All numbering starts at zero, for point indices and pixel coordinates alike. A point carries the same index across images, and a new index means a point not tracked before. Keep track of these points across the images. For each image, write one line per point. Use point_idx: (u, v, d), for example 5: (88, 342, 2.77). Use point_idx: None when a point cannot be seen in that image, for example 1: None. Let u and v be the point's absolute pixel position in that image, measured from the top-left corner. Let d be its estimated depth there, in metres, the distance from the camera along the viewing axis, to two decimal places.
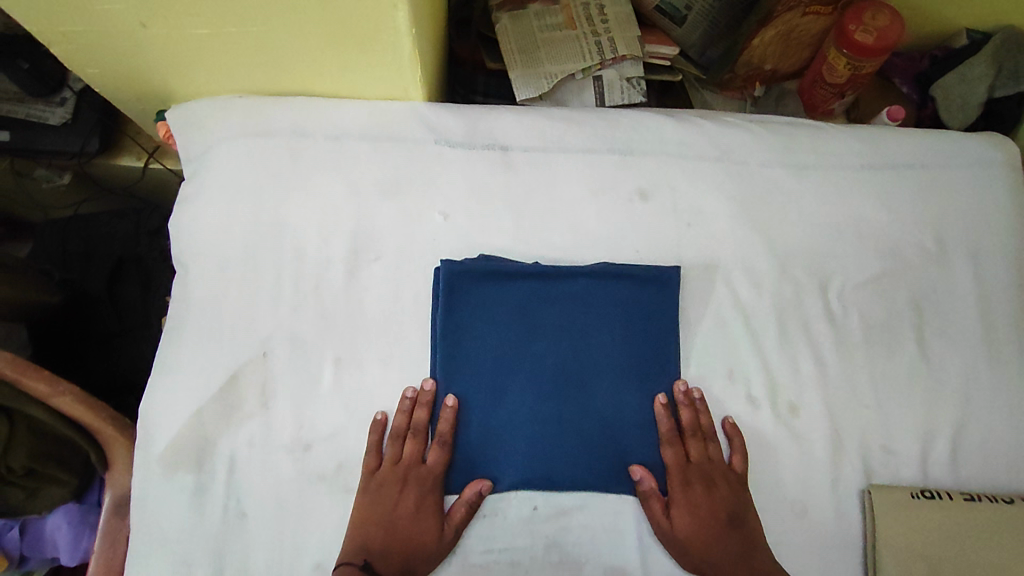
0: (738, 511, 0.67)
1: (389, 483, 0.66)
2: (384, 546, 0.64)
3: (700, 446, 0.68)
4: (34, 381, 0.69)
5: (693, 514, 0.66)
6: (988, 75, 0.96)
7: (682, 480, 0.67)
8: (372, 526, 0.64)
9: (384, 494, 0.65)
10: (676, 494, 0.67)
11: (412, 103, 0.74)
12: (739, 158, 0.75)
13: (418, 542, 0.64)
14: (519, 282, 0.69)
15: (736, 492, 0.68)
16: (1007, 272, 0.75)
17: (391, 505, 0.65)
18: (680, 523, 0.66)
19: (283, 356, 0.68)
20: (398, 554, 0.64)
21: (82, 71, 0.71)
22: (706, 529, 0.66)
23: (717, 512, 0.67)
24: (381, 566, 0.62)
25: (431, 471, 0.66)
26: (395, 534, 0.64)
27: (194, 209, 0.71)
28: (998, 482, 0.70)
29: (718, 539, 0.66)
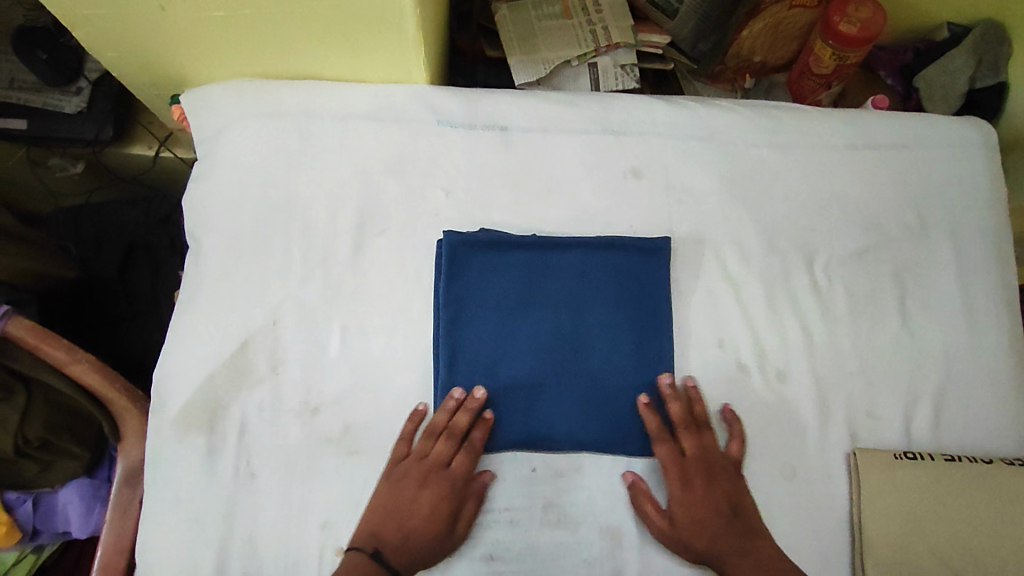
0: (737, 499, 0.67)
1: (414, 477, 0.66)
2: (397, 539, 0.64)
3: (693, 436, 0.69)
4: (52, 349, 0.71)
5: (695, 508, 0.66)
6: (969, 66, 0.99)
7: (678, 475, 0.68)
8: (388, 517, 0.65)
9: (406, 488, 0.66)
10: (674, 489, 0.67)
11: (415, 86, 0.78)
12: (728, 138, 0.79)
13: (428, 539, 0.64)
14: (518, 252, 0.73)
15: (733, 481, 0.68)
16: (985, 247, 0.78)
17: (411, 500, 0.65)
18: (682, 519, 0.66)
19: (292, 325, 0.71)
20: (408, 548, 0.64)
21: (101, 55, 0.74)
22: (709, 520, 0.66)
23: (717, 502, 0.67)
24: (390, 557, 0.63)
25: (456, 474, 0.67)
26: (409, 530, 0.64)
27: (207, 186, 0.75)
28: (978, 446, 0.73)
29: (722, 530, 0.65)
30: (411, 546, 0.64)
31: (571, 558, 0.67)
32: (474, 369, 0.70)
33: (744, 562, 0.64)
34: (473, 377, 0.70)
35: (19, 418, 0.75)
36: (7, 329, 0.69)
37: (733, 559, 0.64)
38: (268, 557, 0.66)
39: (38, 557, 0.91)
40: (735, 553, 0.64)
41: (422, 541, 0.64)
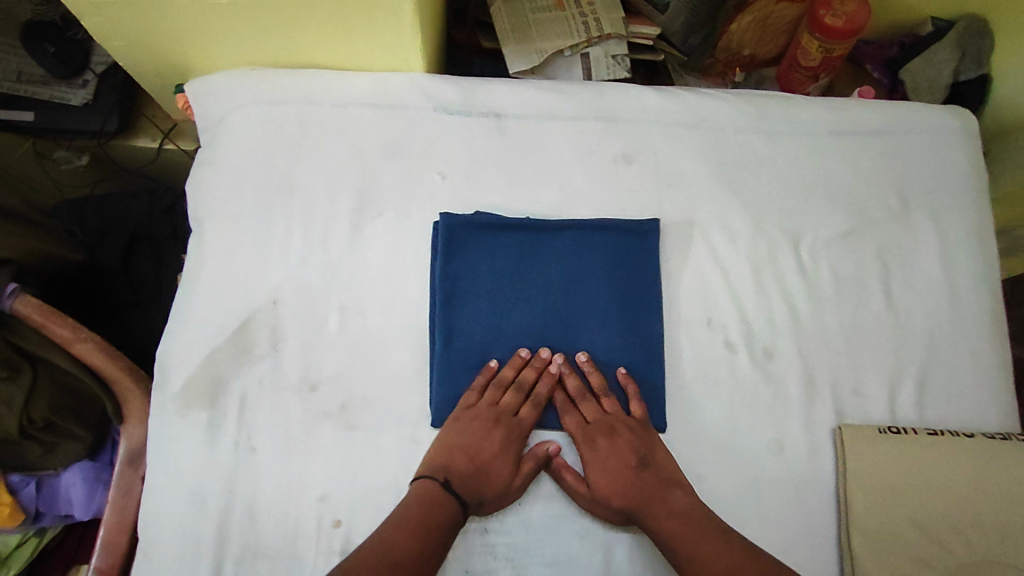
0: (645, 454, 0.68)
1: (483, 420, 0.68)
2: (465, 476, 0.65)
3: (593, 404, 0.70)
4: (58, 327, 0.73)
5: (606, 468, 0.67)
6: (952, 59, 1.02)
7: (586, 441, 0.68)
8: (457, 454, 0.66)
9: (476, 429, 0.67)
10: (585, 455, 0.68)
11: (413, 74, 0.80)
12: (716, 124, 0.81)
13: (490, 481, 0.66)
14: (512, 233, 0.75)
15: (640, 436, 0.68)
16: (965, 229, 0.81)
17: (478, 441, 0.67)
18: (598, 481, 0.66)
19: (292, 303, 0.73)
20: (474, 487, 0.65)
21: (109, 44, 0.77)
22: (622, 477, 0.66)
23: (625, 459, 0.67)
24: (459, 490, 0.64)
25: (523, 424, 0.69)
26: (477, 470, 0.66)
27: (211, 170, 0.77)
28: (961, 422, 0.75)
29: (636, 485, 0.66)
30: (477, 485, 0.65)
31: (566, 529, 0.67)
32: (471, 346, 0.72)
33: (663, 513, 0.64)
34: (468, 354, 0.71)
35: (25, 396, 0.76)
36: (15, 308, 0.71)
37: (651, 512, 0.64)
38: (267, 531, 0.66)
39: (40, 540, 0.91)
40: (652, 506, 0.65)
41: (487, 482, 0.66)
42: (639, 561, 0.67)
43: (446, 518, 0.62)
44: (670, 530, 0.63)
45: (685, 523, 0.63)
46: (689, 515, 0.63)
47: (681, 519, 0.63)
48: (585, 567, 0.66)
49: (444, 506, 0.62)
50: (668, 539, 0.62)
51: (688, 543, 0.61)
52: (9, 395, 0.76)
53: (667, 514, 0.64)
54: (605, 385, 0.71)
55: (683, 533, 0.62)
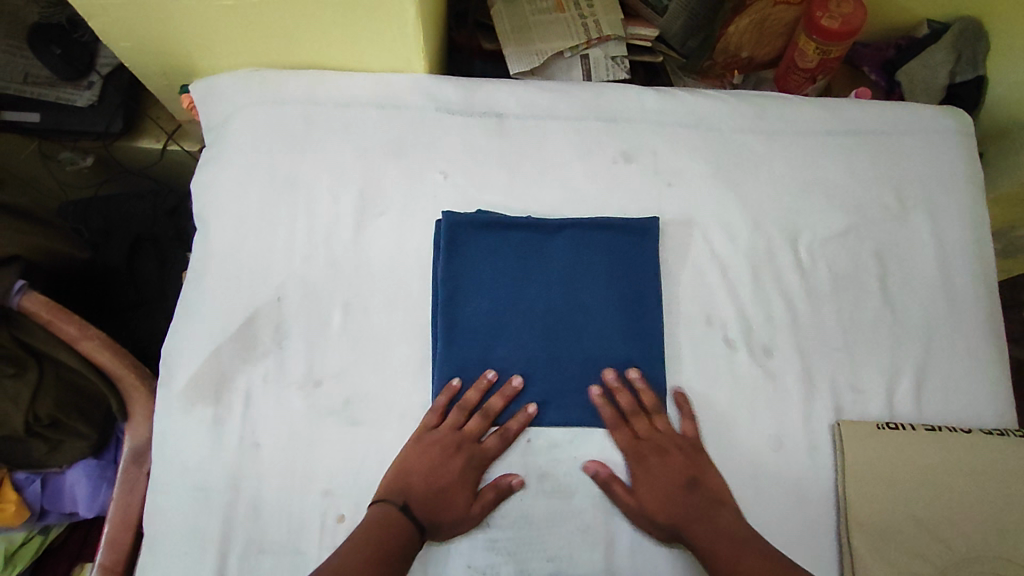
0: (695, 474, 0.68)
1: (443, 446, 0.68)
2: (421, 500, 0.65)
3: (644, 421, 0.70)
4: (64, 324, 0.74)
5: (655, 485, 0.68)
6: (948, 61, 1.03)
7: (637, 457, 0.69)
8: (415, 478, 0.66)
9: (435, 454, 0.67)
10: (636, 471, 0.69)
11: (415, 75, 0.81)
12: (714, 124, 0.82)
13: (447, 508, 0.66)
14: (513, 232, 0.76)
15: (690, 456, 0.69)
16: (961, 228, 0.81)
17: (438, 466, 0.67)
18: (647, 498, 0.67)
19: (296, 300, 0.73)
20: (429, 512, 0.65)
21: (115, 44, 0.78)
22: (670, 496, 0.67)
23: (675, 478, 0.68)
24: (413, 514, 0.65)
25: (484, 452, 0.68)
26: (433, 496, 0.66)
27: (216, 169, 0.78)
28: (958, 417, 0.75)
29: (684, 504, 0.67)
30: (432, 510, 0.65)
31: (566, 525, 0.68)
32: (472, 343, 0.72)
33: (709, 534, 0.65)
34: (468, 350, 0.72)
35: (31, 393, 0.76)
36: (22, 305, 0.72)
37: (699, 531, 0.65)
38: (271, 525, 0.67)
39: (46, 537, 0.92)
40: (699, 525, 0.65)
41: (442, 509, 0.66)
42: (639, 557, 0.68)
43: (396, 541, 0.62)
44: (715, 550, 0.64)
45: (731, 544, 0.64)
46: (735, 538, 0.64)
47: (726, 541, 0.64)
48: (585, 562, 0.67)
49: (395, 530, 0.63)
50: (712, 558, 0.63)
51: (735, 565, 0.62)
52: (16, 392, 0.76)
53: (715, 535, 0.65)
54: (658, 403, 0.71)
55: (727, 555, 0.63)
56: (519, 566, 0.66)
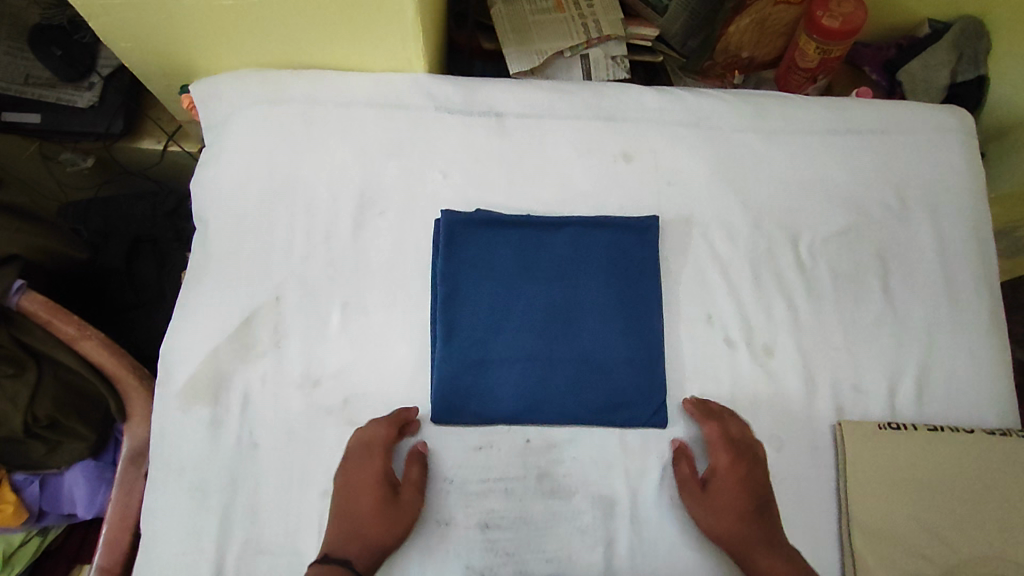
0: (765, 496, 0.68)
1: (346, 472, 0.67)
2: (346, 536, 0.64)
3: (741, 427, 0.70)
4: (63, 324, 0.74)
5: (737, 490, 0.67)
6: (949, 61, 1.03)
7: (732, 454, 0.68)
8: (336, 521, 0.65)
9: (344, 487, 0.66)
10: (723, 464, 0.68)
11: (415, 74, 0.81)
12: (715, 124, 0.82)
13: (374, 530, 0.63)
14: (512, 231, 0.75)
15: (762, 477, 0.68)
16: (962, 227, 0.81)
17: (349, 495, 0.66)
18: (725, 495, 0.66)
19: (294, 300, 0.73)
20: (357, 542, 0.63)
21: (115, 44, 0.78)
22: (744, 507, 0.66)
23: (752, 492, 0.67)
24: (341, 554, 0.63)
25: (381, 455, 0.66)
26: (357, 525, 0.64)
27: (214, 169, 0.78)
28: (961, 418, 0.74)
29: (753, 523, 0.66)
30: (358, 538, 0.63)
31: (566, 526, 0.67)
32: (471, 343, 0.72)
33: (770, 561, 0.64)
34: (467, 350, 0.71)
35: (30, 394, 0.76)
36: (22, 305, 0.72)
37: (762, 555, 0.64)
38: (269, 526, 0.67)
39: (43, 539, 0.91)
40: (763, 548, 0.65)
41: (369, 530, 0.64)
42: (640, 559, 0.67)
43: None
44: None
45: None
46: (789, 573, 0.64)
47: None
48: (585, 563, 0.66)
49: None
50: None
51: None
52: (15, 393, 0.76)
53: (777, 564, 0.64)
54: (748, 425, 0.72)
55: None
56: (518, 566, 0.66)
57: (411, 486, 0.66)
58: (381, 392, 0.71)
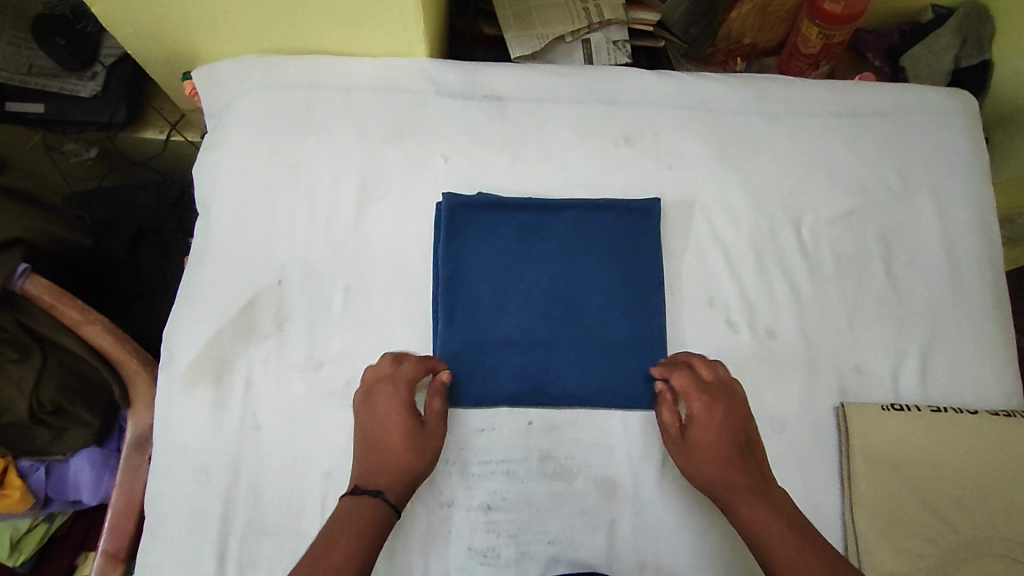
0: (751, 439, 0.66)
1: (379, 401, 0.65)
2: (374, 466, 0.63)
3: (709, 371, 0.68)
4: (68, 309, 0.74)
5: (712, 435, 0.64)
6: (953, 46, 1.02)
7: (702, 395, 0.66)
8: (359, 454, 0.64)
9: (374, 416, 0.65)
10: (695, 407, 0.66)
11: (415, 58, 0.81)
12: (717, 107, 0.82)
13: (407, 467, 0.63)
14: (513, 214, 0.75)
15: (746, 418, 0.66)
16: (966, 208, 0.80)
17: (369, 423, 0.65)
18: (701, 440, 0.64)
19: (296, 282, 0.73)
20: (393, 481, 0.62)
21: (118, 30, 0.78)
22: (723, 450, 0.64)
23: (731, 432, 0.65)
24: (367, 486, 0.62)
25: (395, 385, 0.66)
26: (385, 455, 0.63)
27: (217, 154, 0.78)
28: (965, 399, 0.74)
29: (736, 466, 0.63)
30: (384, 468, 0.63)
31: (567, 508, 0.67)
32: (471, 323, 0.72)
33: (752, 504, 0.61)
34: (468, 331, 0.71)
35: (35, 378, 0.76)
36: (26, 289, 0.72)
37: (746, 502, 0.61)
38: (272, 508, 0.66)
39: (50, 525, 0.92)
40: (749, 495, 0.61)
41: (398, 463, 0.63)
42: (642, 541, 0.67)
43: (368, 519, 0.59)
44: (754, 529, 0.60)
45: (771, 523, 0.59)
46: (773, 515, 0.60)
47: (769, 524, 0.59)
48: (586, 545, 0.66)
49: (365, 511, 0.59)
50: (753, 529, 0.60)
51: (777, 543, 0.58)
52: (20, 376, 0.76)
53: (764, 509, 0.60)
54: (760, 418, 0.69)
55: (775, 537, 0.58)
56: (519, 548, 0.66)
57: (434, 420, 0.66)
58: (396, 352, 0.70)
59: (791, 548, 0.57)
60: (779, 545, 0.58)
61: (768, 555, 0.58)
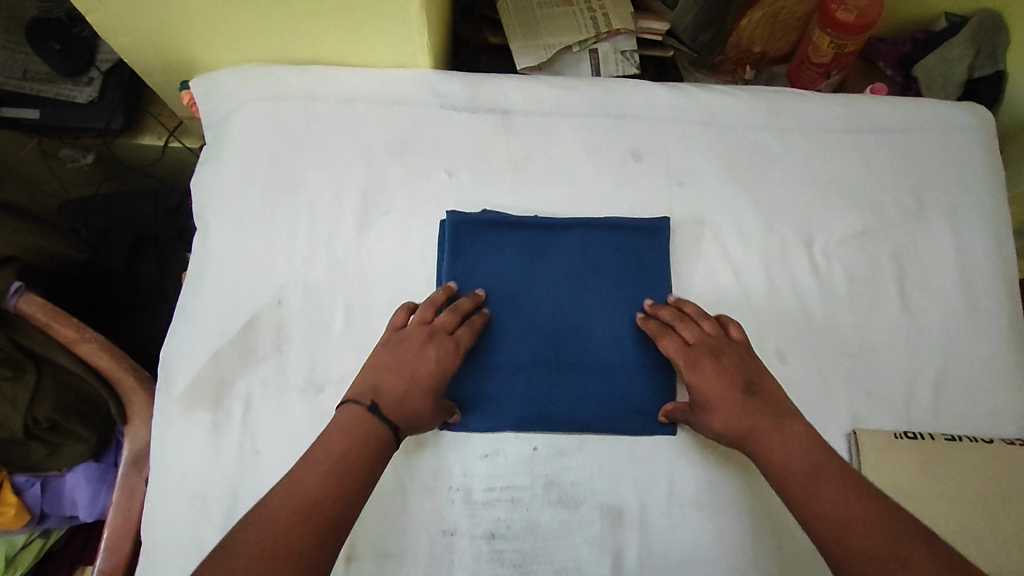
0: (761, 385, 0.62)
1: (433, 343, 0.64)
2: (399, 395, 0.60)
3: (694, 328, 0.67)
4: (62, 327, 0.72)
5: (713, 384, 0.63)
6: (966, 56, 1.00)
7: (688, 352, 0.65)
8: (388, 376, 0.62)
9: (417, 354, 0.63)
10: (684, 362, 0.65)
11: (419, 69, 0.79)
12: (728, 121, 0.80)
13: (422, 411, 0.61)
14: (520, 232, 0.74)
15: (744, 362, 0.64)
16: (982, 228, 0.79)
17: (408, 357, 0.63)
18: (703, 393, 0.63)
19: (297, 302, 0.71)
20: (403, 414, 0.60)
21: (114, 39, 0.76)
22: (731, 396, 0.61)
23: (734, 379, 0.62)
24: (386, 413, 0.59)
25: (456, 343, 0.65)
26: (411, 393, 0.61)
27: (216, 168, 0.76)
28: (979, 426, 0.72)
29: (746, 408, 0.60)
30: (406, 403, 0.60)
31: (574, 536, 0.65)
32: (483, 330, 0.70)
33: (774, 442, 0.57)
34: (475, 346, 0.70)
35: (30, 397, 0.74)
36: (20, 307, 0.70)
37: (767, 441, 0.58)
38: None
39: (46, 541, 0.90)
40: (768, 432, 0.58)
41: (416, 403, 0.61)
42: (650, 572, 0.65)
43: (373, 448, 0.56)
44: (779, 467, 0.56)
45: (798, 457, 0.56)
46: (800, 450, 0.56)
47: (792, 459, 0.56)
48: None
49: (374, 439, 0.57)
50: (777, 468, 0.56)
51: (803, 477, 0.54)
52: (15, 396, 0.74)
53: (782, 445, 0.57)
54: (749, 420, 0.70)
55: (797, 474, 0.55)
56: None
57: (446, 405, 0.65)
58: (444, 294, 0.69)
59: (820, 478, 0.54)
60: (807, 479, 0.54)
61: (798, 492, 0.54)
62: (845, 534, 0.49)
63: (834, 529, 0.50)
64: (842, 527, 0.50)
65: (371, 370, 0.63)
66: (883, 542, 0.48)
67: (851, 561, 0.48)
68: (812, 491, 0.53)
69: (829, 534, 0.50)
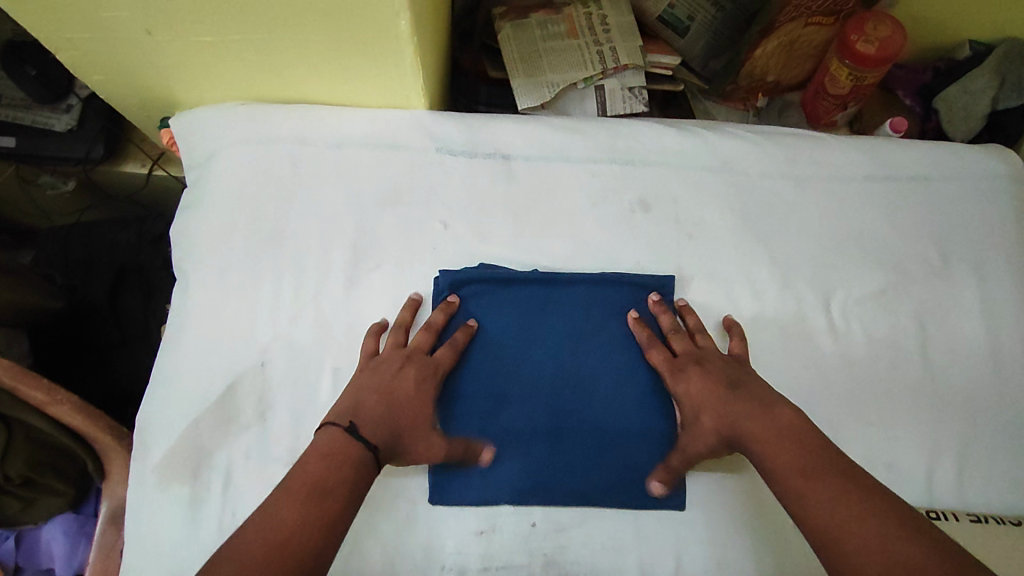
0: (746, 380, 0.62)
1: (411, 359, 0.63)
2: (377, 415, 0.59)
3: (685, 339, 0.67)
4: (33, 389, 0.67)
5: (699, 386, 0.62)
6: (990, 88, 0.95)
7: (675, 364, 0.65)
8: (368, 397, 0.60)
9: (391, 372, 0.62)
10: (671, 372, 0.65)
11: (413, 111, 0.75)
12: (741, 168, 0.75)
13: (407, 423, 0.60)
14: (518, 287, 0.69)
15: (728, 365, 0.64)
16: (1008, 284, 0.74)
17: (382, 381, 0.61)
18: (691, 395, 0.63)
19: (282, 365, 0.66)
20: (384, 433, 0.58)
21: (87, 77, 0.71)
22: (715, 397, 0.61)
23: (718, 381, 0.62)
24: (368, 435, 0.57)
25: (436, 364, 0.64)
26: (391, 415, 0.59)
27: (197, 216, 0.71)
28: (1005, 503, 0.67)
29: (728, 400, 0.60)
30: (381, 423, 0.58)
31: None
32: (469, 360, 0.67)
33: (765, 431, 0.56)
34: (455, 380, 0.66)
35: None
36: None
37: (756, 436, 0.57)
38: None
39: None
40: (755, 416, 0.58)
41: (393, 417, 0.59)
42: None
43: (350, 475, 0.54)
44: (772, 455, 0.55)
45: (791, 444, 0.54)
46: (789, 438, 0.55)
47: (784, 443, 0.55)
48: None
49: (347, 465, 0.54)
50: (771, 460, 0.55)
51: (796, 470, 0.53)
52: None
53: (773, 433, 0.56)
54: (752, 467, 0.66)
55: (788, 465, 0.53)
56: None
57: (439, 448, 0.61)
58: (410, 311, 0.67)
59: (813, 469, 0.52)
60: (801, 471, 0.52)
61: (794, 490, 0.52)
62: (841, 536, 0.48)
63: (830, 535, 0.48)
64: (835, 529, 0.48)
65: (351, 390, 0.61)
66: (878, 544, 0.47)
67: (844, 563, 0.47)
68: (807, 486, 0.51)
69: (821, 535, 0.49)
